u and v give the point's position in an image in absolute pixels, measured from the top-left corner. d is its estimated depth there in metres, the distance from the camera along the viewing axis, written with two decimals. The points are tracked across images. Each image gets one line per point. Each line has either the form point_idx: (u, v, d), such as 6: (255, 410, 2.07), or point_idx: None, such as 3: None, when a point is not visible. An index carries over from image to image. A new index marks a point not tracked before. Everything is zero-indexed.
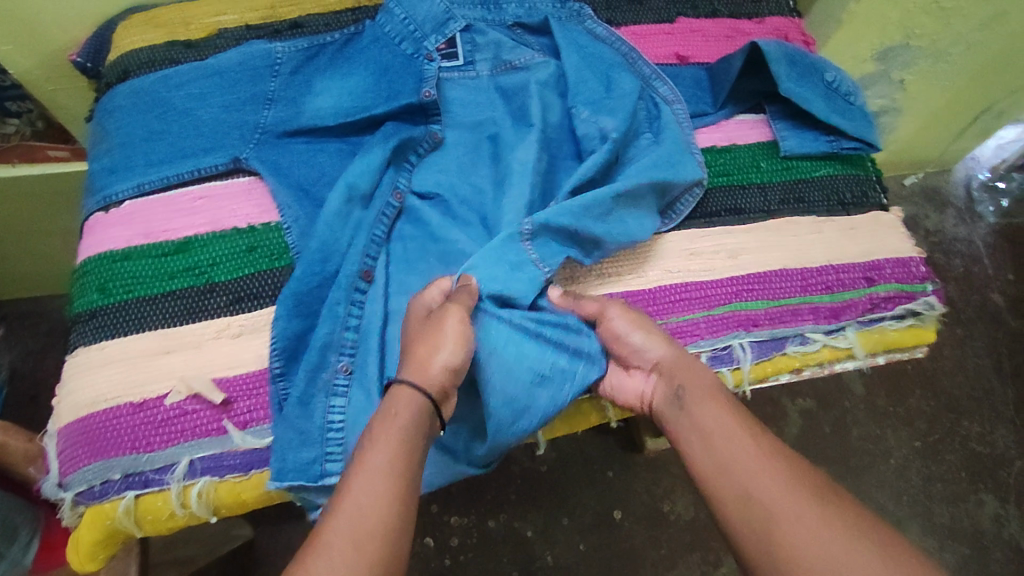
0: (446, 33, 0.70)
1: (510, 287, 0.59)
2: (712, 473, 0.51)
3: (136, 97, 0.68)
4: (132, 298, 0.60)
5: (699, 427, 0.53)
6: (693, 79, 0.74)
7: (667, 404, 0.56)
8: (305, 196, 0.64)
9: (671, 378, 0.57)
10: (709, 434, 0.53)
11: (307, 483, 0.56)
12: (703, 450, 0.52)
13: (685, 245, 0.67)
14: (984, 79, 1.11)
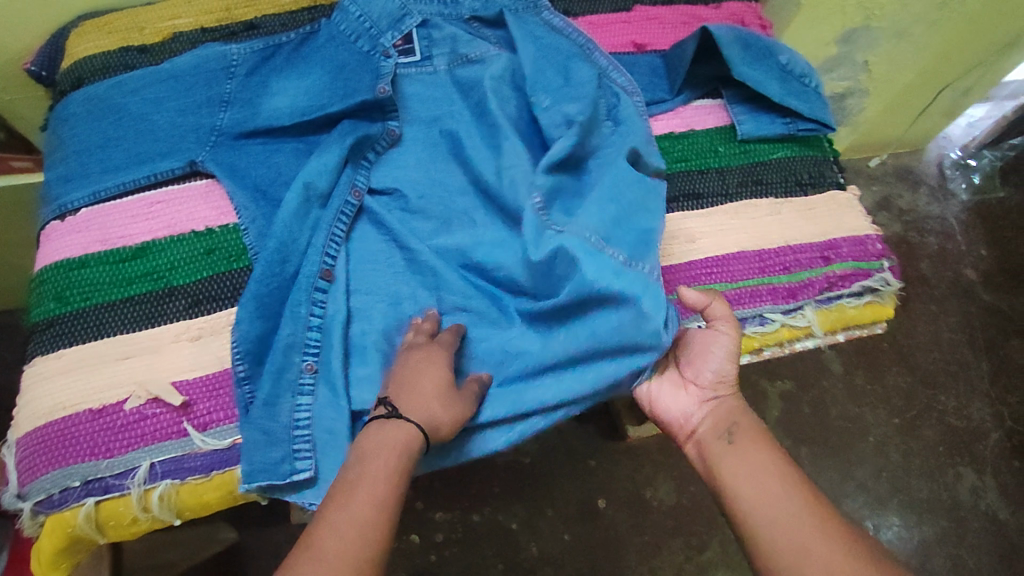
0: (403, 29, 0.69)
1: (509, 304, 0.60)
2: (749, 507, 0.52)
3: (90, 104, 0.66)
4: (89, 305, 0.60)
5: (736, 460, 0.56)
6: (649, 67, 0.74)
7: (711, 435, 0.58)
8: (261, 196, 0.64)
9: (722, 413, 0.59)
10: (740, 467, 0.55)
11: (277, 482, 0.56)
12: (745, 487, 0.53)
13: None
14: (946, 57, 1.12)
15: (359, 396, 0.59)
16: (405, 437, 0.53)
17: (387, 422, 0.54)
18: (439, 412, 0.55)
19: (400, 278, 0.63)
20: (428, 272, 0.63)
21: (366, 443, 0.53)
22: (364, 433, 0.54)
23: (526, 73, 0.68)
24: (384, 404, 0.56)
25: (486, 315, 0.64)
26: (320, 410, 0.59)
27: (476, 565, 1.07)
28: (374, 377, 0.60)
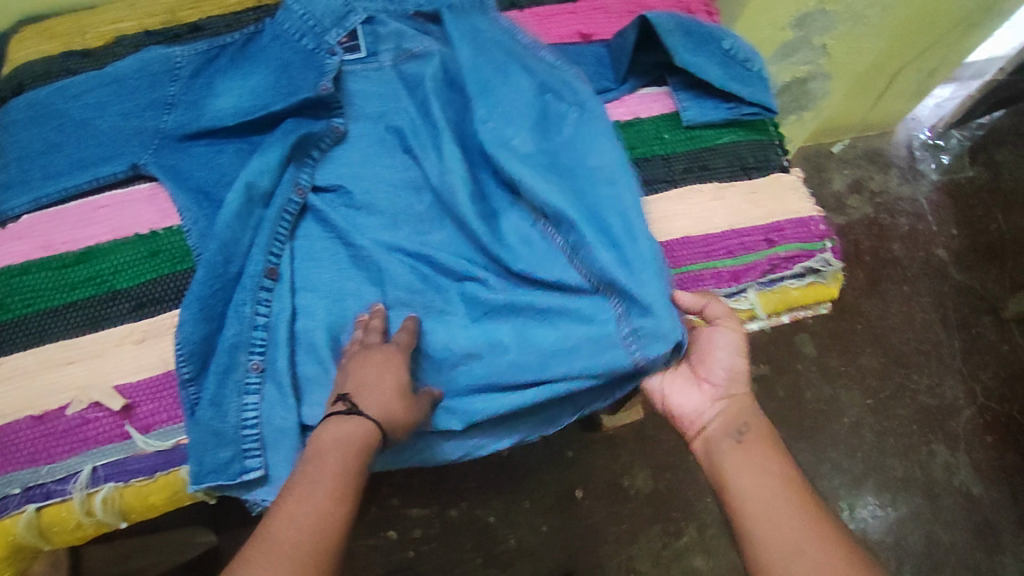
0: (348, 27, 0.69)
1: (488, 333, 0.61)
2: (745, 504, 0.54)
3: (33, 111, 0.65)
4: (32, 311, 0.59)
5: (744, 460, 0.57)
6: (595, 56, 0.74)
7: (722, 432, 0.59)
8: (204, 197, 0.64)
9: (733, 412, 0.60)
10: (747, 464, 0.56)
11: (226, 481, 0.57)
12: (745, 483, 0.55)
13: None
14: (908, 35, 1.11)
15: (308, 398, 0.60)
16: (365, 435, 0.52)
17: (349, 418, 0.53)
18: (393, 404, 0.55)
19: (346, 275, 0.63)
20: (375, 268, 0.64)
21: (325, 438, 0.52)
22: (321, 429, 0.53)
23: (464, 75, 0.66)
24: (342, 400, 0.55)
25: (433, 306, 0.64)
26: (268, 407, 0.59)
27: (455, 560, 1.06)
28: (323, 373, 0.60)
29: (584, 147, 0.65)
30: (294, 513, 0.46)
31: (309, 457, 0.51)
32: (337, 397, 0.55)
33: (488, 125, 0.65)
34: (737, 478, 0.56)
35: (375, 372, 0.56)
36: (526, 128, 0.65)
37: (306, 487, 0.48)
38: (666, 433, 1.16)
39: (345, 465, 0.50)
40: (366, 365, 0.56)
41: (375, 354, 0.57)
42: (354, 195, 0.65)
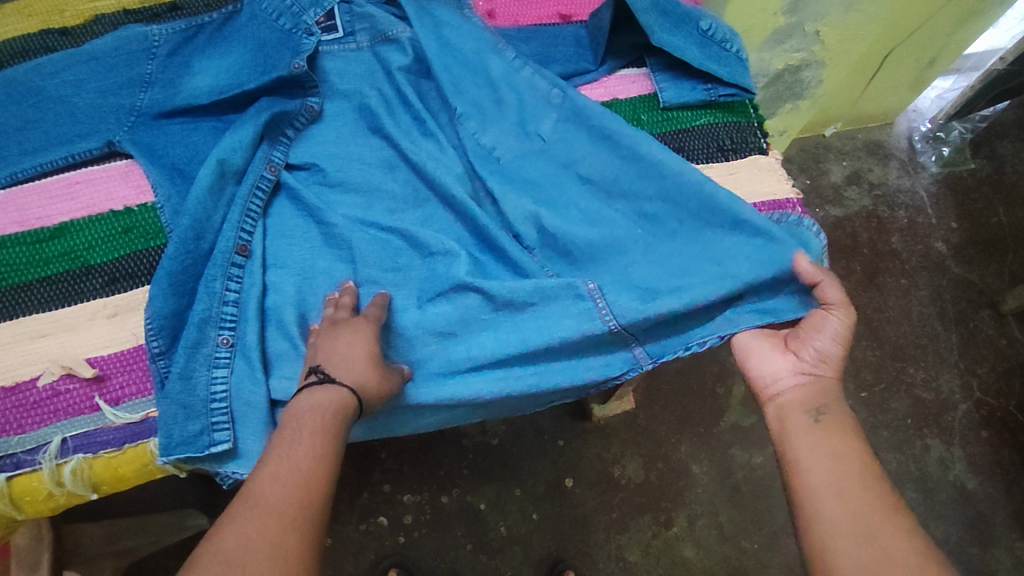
0: (325, 6, 0.68)
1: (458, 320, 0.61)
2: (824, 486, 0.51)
3: (8, 88, 0.64)
4: (6, 286, 0.60)
5: (824, 444, 0.54)
6: (573, 38, 0.74)
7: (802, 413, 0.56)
8: (178, 175, 0.64)
9: (818, 391, 0.57)
10: (830, 453, 0.53)
11: (196, 455, 0.56)
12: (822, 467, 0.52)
13: None
14: (900, 21, 1.09)
15: (279, 373, 0.59)
16: (340, 396, 0.51)
17: (323, 387, 0.52)
18: (366, 370, 0.54)
19: (317, 253, 0.63)
20: (345, 246, 0.63)
21: (303, 407, 0.51)
22: (296, 400, 0.52)
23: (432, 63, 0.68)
24: (316, 371, 0.53)
25: (405, 282, 0.63)
26: (237, 380, 0.59)
27: (446, 546, 1.05)
28: (295, 349, 0.60)
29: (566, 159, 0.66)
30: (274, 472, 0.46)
31: (287, 425, 0.50)
32: (309, 369, 0.54)
33: (473, 135, 0.67)
34: (825, 459, 0.52)
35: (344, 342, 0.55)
36: (504, 134, 0.67)
37: (284, 449, 0.48)
38: (658, 421, 1.16)
39: (320, 424, 0.49)
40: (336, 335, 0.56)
41: (343, 325, 0.57)
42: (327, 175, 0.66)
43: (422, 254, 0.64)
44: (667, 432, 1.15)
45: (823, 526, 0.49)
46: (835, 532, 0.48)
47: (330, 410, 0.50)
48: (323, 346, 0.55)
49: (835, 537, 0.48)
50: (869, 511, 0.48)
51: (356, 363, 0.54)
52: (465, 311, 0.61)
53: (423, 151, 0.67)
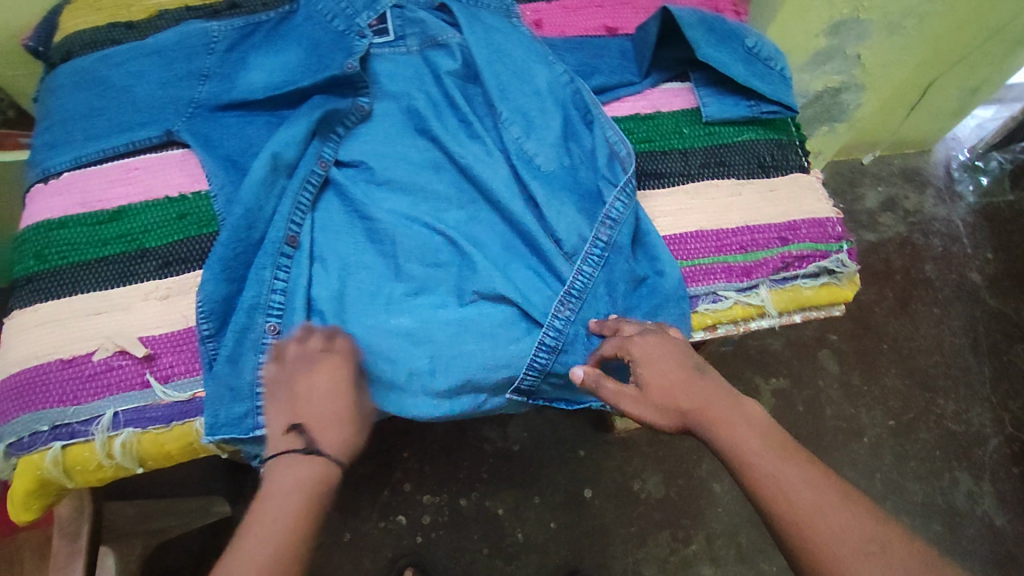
0: (378, 10, 0.71)
1: (481, 322, 0.63)
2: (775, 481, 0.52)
3: (78, 76, 0.69)
4: (66, 264, 0.63)
5: (726, 441, 0.55)
6: (619, 50, 0.76)
7: (687, 423, 0.57)
8: (231, 165, 0.66)
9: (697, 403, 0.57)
10: (735, 454, 0.54)
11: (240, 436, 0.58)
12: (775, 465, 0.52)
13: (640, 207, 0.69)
14: (942, 48, 1.09)
15: None
16: (321, 466, 0.54)
17: (299, 458, 0.54)
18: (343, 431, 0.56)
19: (362, 248, 0.65)
20: (388, 242, 0.65)
21: (275, 483, 0.53)
22: (271, 468, 0.54)
23: (481, 68, 0.69)
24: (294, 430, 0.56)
25: (445, 279, 0.65)
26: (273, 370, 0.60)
27: (463, 549, 1.06)
28: None
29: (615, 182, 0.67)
30: (256, 553, 0.49)
31: (264, 500, 0.52)
32: (291, 428, 0.55)
33: (515, 139, 0.68)
34: (741, 467, 0.53)
35: (320, 395, 0.57)
36: (548, 144, 0.68)
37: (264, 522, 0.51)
38: (681, 437, 1.15)
39: (302, 502, 0.52)
40: (315, 371, 0.57)
41: (310, 370, 0.57)
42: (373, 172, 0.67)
43: (461, 256, 0.65)
44: (690, 449, 1.15)
45: (776, 541, 0.51)
46: (788, 550, 0.50)
47: (310, 481, 0.53)
48: (297, 393, 0.57)
49: (789, 551, 0.50)
50: (799, 507, 0.50)
51: (331, 417, 0.56)
52: (502, 319, 0.63)
53: (471, 154, 0.68)
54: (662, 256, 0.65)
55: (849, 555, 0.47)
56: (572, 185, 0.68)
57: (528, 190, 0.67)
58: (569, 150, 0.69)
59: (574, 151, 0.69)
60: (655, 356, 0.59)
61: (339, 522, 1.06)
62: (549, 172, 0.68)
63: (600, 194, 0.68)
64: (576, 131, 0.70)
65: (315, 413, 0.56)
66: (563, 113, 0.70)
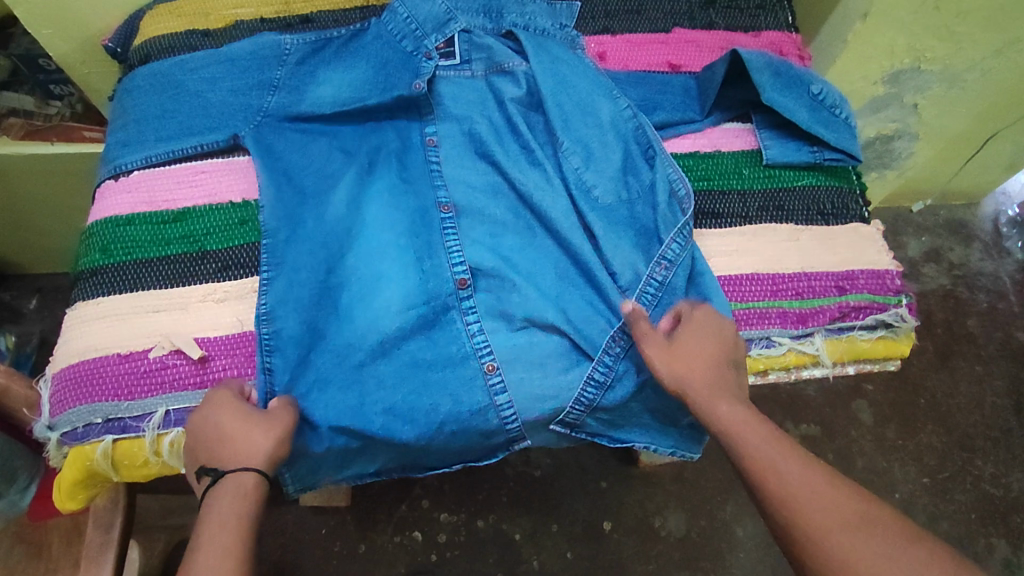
0: (446, 33, 0.71)
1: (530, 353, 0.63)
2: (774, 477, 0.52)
3: (155, 79, 0.71)
4: (131, 259, 0.64)
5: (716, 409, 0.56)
6: (683, 87, 0.76)
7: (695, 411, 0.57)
8: (287, 182, 0.67)
9: (715, 379, 0.57)
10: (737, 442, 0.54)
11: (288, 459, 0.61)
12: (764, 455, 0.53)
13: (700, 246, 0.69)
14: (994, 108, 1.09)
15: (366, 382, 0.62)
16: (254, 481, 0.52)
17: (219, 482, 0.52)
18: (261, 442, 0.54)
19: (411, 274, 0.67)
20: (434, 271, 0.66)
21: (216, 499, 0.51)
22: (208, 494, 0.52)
23: (546, 98, 0.70)
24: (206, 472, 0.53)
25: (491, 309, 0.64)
26: (328, 403, 0.59)
27: (478, 571, 1.04)
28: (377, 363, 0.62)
29: (673, 222, 0.67)
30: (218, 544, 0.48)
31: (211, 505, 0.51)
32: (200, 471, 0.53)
33: (575, 170, 0.69)
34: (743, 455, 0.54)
35: (227, 413, 0.54)
36: (606, 179, 0.69)
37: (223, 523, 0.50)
38: (705, 477, 1.14)
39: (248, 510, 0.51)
40: (217, 407, 0.55)
41: (214, 399, 0.55)
42: (430, 207, 0.67)
43: (510, 285, 0.65)
44: (714, 491, 1.13)
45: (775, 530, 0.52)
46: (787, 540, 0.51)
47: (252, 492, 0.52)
48: (203, 431, 0.54)
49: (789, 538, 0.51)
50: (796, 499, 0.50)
51: (247, 437, 0.53)
52: (547, 355, 0.64)
53: (531, 181, 0.69)
54: (715, 297, 0.64)
55: (840, 536, 0.48)
56: (627, 222, 0.69)
57: (585, 221, 0.68)
58: (628, 188, 0.69)
59: (632, 187, 0.69)
60: (700, 325, 0.60)
61: (355, 533, 1.06)
62: (604, 209, 0.68)
63: (657, 232, 0.67)
64: (636, 168, 0.70)
65: (221, 429, 0.54)
66: (622, 149, 0.70)
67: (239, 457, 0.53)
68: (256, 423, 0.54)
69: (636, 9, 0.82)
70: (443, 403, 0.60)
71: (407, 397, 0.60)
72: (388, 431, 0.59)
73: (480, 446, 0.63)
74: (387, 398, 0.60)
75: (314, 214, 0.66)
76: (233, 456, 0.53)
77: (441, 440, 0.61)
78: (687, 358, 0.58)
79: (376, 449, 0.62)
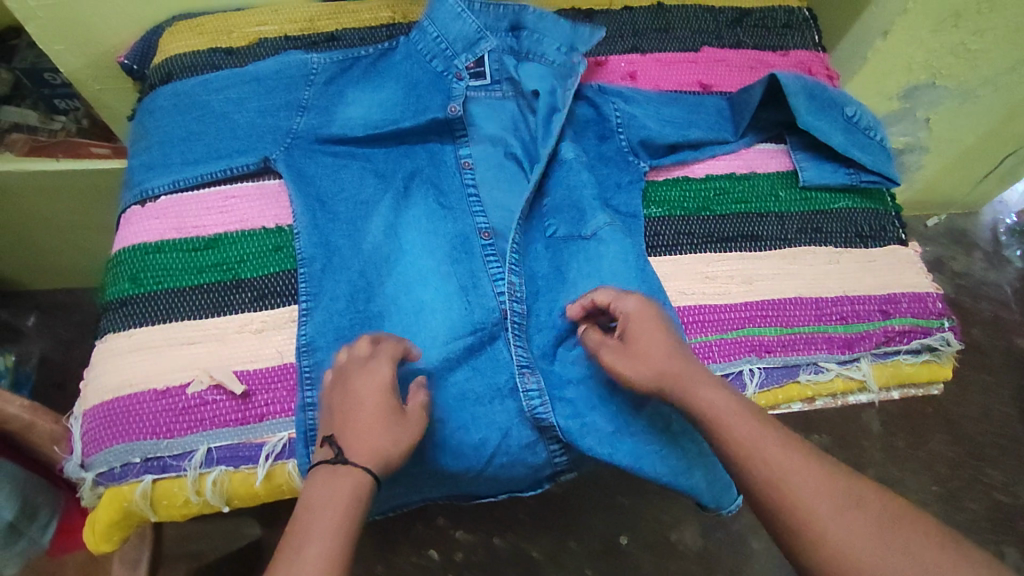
0: (477, 53, 0.70)
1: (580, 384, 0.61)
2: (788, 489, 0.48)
3: (178, 99, 0.69)
4: (163, 288, 0.62)
5: (703, 406, 0.52)
6: (715, 108, 0.75)
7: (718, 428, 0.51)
8: (320, 207, 0.65)
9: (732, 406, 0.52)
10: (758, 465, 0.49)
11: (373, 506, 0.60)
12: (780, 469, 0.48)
13: (741, 271, 0.68)
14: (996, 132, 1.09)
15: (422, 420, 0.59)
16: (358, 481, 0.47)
17: (340, 469, 0.48)
18: (380, 436, 0.49)
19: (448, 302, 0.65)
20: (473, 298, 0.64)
21: (317, 490, 0.47)
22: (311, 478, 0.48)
23: None
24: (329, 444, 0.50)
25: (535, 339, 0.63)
26: None
27: None
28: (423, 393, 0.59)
29: None
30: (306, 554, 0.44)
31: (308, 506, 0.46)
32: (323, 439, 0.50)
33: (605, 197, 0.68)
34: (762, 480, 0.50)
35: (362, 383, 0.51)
36: None
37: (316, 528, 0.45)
38: None
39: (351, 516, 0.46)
40: (354, 376, 0.51)
41: (364, 373, 0.51)
42: (470, 232, 0.66)
43: (557, 314, 0.64)
44: None
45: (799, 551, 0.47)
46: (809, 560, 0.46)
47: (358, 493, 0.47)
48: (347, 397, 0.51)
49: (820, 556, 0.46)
50: (815, 508, 0.46)
51: (372, 430, 0.49)
52: (591, 395, 0.60)
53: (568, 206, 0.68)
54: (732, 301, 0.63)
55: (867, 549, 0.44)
56: None
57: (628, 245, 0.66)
58: None
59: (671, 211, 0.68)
60: (640, 321, 0.56)
61: (371, 554, 1.03)
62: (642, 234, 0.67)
63: None
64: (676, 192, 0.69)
65: (349, 411, 0.50)
66: None
67: (363, 447, 0.49)
68: (396, 425, 0.50)
69: (664, 27, 0.81)
70: (492, 436, 0.59)
71: (456, 430, 0.59)
72: (436, 464, 0.58)
73: (527, 479, 0.62)
74: (436, 432, 0.58)
75: (351, 240, 0.64)
76: (358, 444, 0.49)
77: (489, 473, 0.60)
78: (642, 359, 0.55)
79: (424, 486, 0.60)
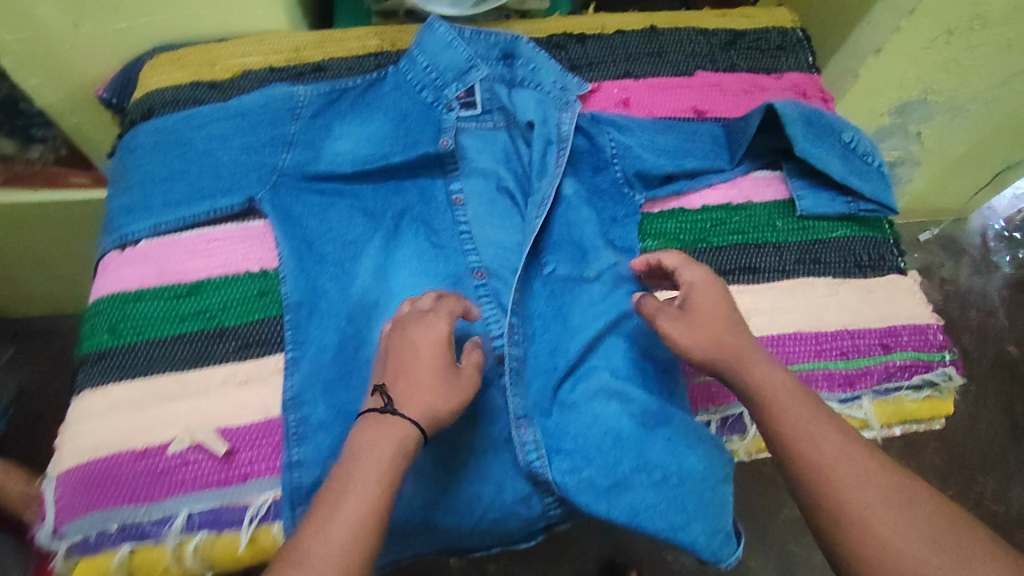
0: (468, 82, 0.68)
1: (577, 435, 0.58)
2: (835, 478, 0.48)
3: (159, 136, 0.67)
4: (141, 340, 0.60)
5: (758, 378, 0.53)
6: (711, 135, 0.73)
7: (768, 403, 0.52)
8: (307, 249, 0.63)
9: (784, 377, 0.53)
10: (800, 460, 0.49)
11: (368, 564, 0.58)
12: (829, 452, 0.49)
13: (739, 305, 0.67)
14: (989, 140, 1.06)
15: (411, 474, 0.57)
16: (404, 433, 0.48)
17: (386, 419, 0.48)
18: (434, 393, 0.49)
19: None
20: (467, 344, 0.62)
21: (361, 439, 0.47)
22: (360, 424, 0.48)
23: None
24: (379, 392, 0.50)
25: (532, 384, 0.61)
26: None
27: None
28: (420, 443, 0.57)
29: None
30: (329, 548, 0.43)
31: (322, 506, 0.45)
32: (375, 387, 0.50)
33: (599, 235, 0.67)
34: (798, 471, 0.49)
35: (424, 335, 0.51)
36: None
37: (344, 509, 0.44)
38: None
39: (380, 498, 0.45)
40: (412, 326, 0.52)
41: (422, 322, 0.52)
42: (463, 273, 0.65)
43: (556, 359, 0.61)
44: None
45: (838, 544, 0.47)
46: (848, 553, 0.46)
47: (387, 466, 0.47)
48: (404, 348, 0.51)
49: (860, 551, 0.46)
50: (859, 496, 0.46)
51: (426, 386, 0.49)
52: (590, 447, 0.57)
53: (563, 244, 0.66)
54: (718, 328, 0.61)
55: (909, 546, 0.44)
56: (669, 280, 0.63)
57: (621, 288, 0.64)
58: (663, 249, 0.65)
59: None
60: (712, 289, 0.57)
61: None
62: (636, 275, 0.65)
63: None
64: None
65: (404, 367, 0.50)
66: None
67: (415, 397, 0.49)
68: (453, 383, 0.50)
69: (657, 52, 0.79)
70: (485, 490, 0.57)
71: (448, 484, 0.57)
72: (428, 521, 0.56)
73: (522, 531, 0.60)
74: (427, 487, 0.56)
75: (339, 284, 0.62)
76: (409, 396, 0.49)
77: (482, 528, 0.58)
78: (707, 320, 0.55)
79: (416, 542, 0.58)
